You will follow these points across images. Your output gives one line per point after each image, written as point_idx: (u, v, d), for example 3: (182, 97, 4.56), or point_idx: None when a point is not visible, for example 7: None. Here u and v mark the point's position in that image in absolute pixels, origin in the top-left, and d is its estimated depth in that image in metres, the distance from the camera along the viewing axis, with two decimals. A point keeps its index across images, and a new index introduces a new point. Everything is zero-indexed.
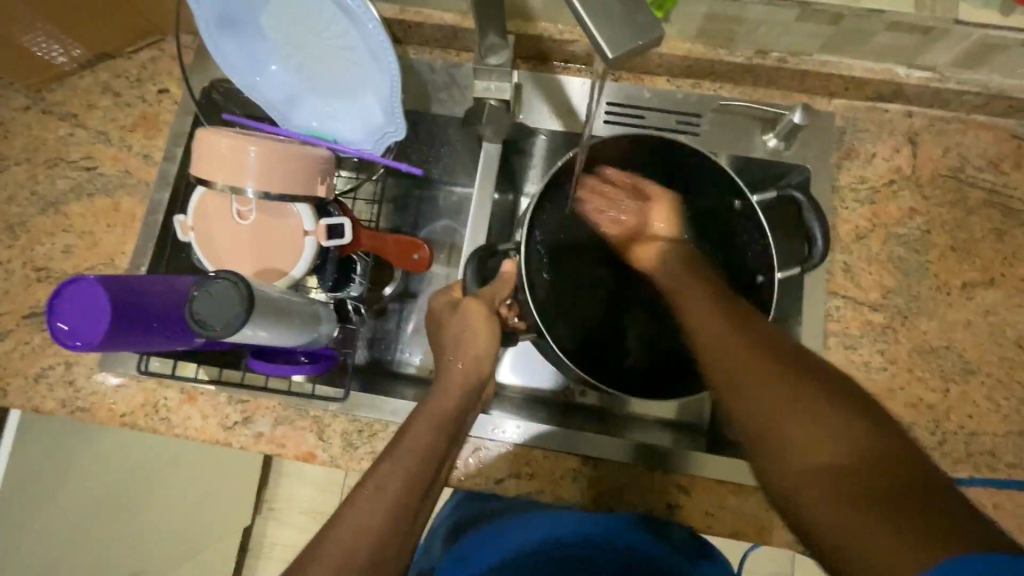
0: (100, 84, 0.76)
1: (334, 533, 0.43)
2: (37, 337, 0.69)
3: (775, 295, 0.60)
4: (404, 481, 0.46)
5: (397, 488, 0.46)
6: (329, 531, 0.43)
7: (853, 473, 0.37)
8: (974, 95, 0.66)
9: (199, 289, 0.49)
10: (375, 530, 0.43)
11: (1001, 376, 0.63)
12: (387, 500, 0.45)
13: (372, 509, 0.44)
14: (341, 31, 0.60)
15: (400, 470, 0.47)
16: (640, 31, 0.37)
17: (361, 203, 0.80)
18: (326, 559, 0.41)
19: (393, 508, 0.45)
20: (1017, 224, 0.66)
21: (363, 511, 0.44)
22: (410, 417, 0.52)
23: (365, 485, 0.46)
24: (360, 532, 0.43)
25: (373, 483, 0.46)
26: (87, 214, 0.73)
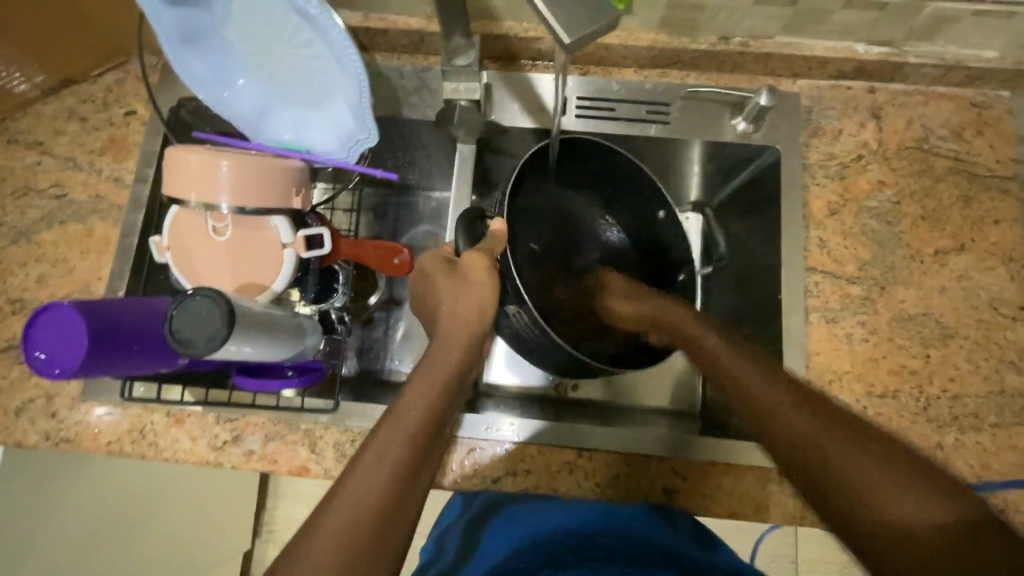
0: (65, 110, 0.75)
1: (338, 499, 0.42)
2: (15, 370, 0.68)
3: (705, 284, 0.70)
4: (391, 474, 0.44)
5: (401, 453, 0.45)
6: (334, 496, 0.43)
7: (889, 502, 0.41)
8: (932, 67, 0.68)
9: (178, 307, 0.48)
10: (382, 495, 0.43)
11: (979, 339, 0.65)
12: (391, 464, 0.44)
13: (376, 475, 0.43)
14: (308, 40, 0.61)
15: (401, 432, 0.46)
16: (603, 20, 0.39)
17: (340, 213, 0.80)
18: (335, 518, 0.41)
19: (397, 472, 0.44)
20: (983, 190, 0.68)
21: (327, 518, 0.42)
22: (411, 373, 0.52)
23: (334, 499, 0.43)
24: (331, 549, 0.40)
25: (345, 490, 0.43)
26: (61, 242, 0.72)
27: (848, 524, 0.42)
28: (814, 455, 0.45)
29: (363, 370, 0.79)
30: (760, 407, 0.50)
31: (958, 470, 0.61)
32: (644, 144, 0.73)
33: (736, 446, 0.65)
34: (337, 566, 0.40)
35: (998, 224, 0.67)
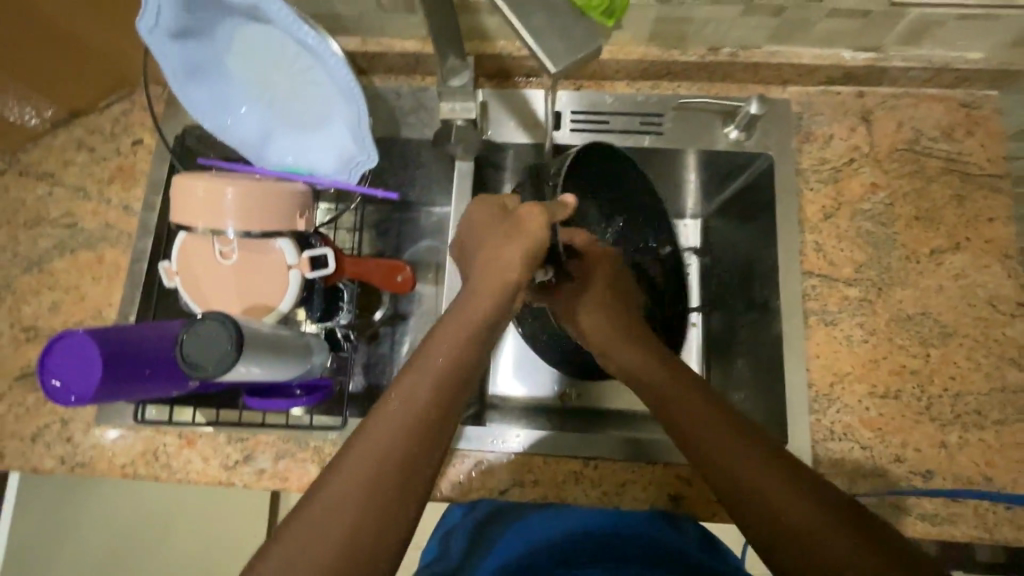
0: (74, 141, 0.77)
1: (357, 448, 0.42)
2: (30, 397, 0.69)
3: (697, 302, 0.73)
4: (410, 426, 0.43)
5: (424, 401, 0.44)
6: (354, 443, 0.43)
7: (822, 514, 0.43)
8: (919, 71, 0.69)
9: (187, 331, 0.50)
10: (402, 444, 0.42)
11: (978, 337, 0.65)
12: (412, 414, 0.44)
13: (396, 425, 0.43)
14: (307, 66, 0.63)
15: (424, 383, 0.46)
16: (584, 49, 0.41)
17: (343, 233, 0.82)
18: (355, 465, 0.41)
19: (417, 422, 0.43)
20: (975, 189, 0.69)
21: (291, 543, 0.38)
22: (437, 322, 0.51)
23: (345, 463, 0.41)
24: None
25: (323, 505, 0.40)
26: (72, 269, 0.73)
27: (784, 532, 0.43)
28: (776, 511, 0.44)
29: (370, 386, 0.79)
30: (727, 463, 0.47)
31: (963, 469, 0.62)
32: (640, 154, 0.74)
33: None
34: (352, 516, 0.39)
35: (992, 222, 0.68)
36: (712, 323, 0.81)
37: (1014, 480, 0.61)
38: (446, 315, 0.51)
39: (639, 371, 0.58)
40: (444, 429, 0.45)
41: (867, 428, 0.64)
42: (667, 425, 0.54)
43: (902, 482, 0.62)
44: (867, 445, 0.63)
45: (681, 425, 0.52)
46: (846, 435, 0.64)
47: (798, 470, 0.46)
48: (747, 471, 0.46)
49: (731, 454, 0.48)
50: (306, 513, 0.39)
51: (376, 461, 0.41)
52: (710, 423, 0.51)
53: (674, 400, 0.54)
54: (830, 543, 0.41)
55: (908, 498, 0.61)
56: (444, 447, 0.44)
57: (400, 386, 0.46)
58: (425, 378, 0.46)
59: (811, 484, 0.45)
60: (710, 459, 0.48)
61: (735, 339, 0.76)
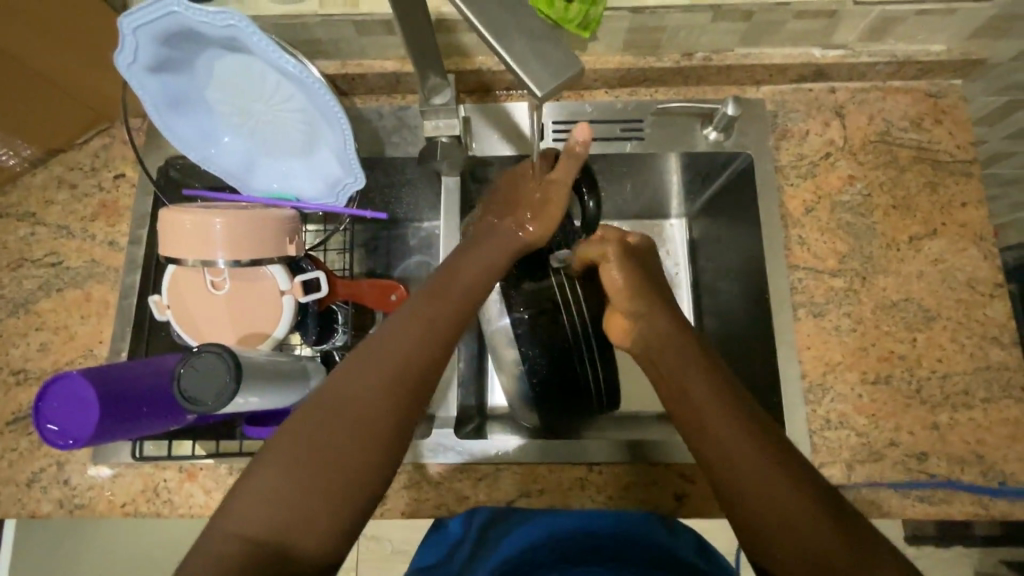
0: (55, 179, 0.76)
1: (359, 376, 0.47)
2: (24, 441, 0.68)
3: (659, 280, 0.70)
4: (406, 369, 0.48)
5: (421, 350, 0.49)
6: (356, 372, 0.47)
7: (819, 511, 0.44)
8: (886, 64, 0.72)
9: (183, 365, 0.50)
10: (399, 382, 0.47)
11: (960, 319, 0.67)
12: (411, 358, 0.48)
13: (393, 362, 0.48)
14: (288, 94, 0.62)
15: (423, 335, 0.50)
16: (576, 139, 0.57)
17: (333, 254, 0.80)
18: (355, 392, 0.46)
19: (417, 369, 0.48)
20: (947, 175, 0.71)
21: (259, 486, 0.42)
22: (436, 290, 0.55)
23: (346, 389, 0.46)
24: (270, 518, 0.41)
25: (315, 428, 0.44)
26: (59, 309, 0.73)
27: (784, 524, 0.43)
28: (774, 509, 0.44)
29: None
30: (731, 454, 0.47)
31: (955, 448, 0.63)
32: (622, 160, 0.75)
33: None
34: (345, 437, 0.44)
35: (965, 207, 0.70)
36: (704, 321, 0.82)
37: (1005, 456, 0.63)
38: (443, 298, 0.54)
39: (654, 340, 0.58)
40: (426, 390, 0.48)
41: (861, 415, 0.65)
42: (673, 404, 0.53)
43: (898, 465, 0.63)
44: (862, 431, 0.65)
45: (690, 405, 0.51)
46: (842, 423, 0.65)
47: (797, 464, 0.46)
48: (753, 471, 0.45)
49: (739, 451, 0.47)
50: (282, 449, 0.43)
51: (351, 429, 0.44)
52: (722, 416, 0.49)
53: (687, 381, 0.53)
54: (825, 539, 0.42)
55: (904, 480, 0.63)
56: (419, 416, 0.48)
57: (388, 341, 0.49)
58: (424, 330, 0.50)
59: (819, 490, 0.45)
60: (718, 449, 0.48)
61: (728, 334, 0.77)
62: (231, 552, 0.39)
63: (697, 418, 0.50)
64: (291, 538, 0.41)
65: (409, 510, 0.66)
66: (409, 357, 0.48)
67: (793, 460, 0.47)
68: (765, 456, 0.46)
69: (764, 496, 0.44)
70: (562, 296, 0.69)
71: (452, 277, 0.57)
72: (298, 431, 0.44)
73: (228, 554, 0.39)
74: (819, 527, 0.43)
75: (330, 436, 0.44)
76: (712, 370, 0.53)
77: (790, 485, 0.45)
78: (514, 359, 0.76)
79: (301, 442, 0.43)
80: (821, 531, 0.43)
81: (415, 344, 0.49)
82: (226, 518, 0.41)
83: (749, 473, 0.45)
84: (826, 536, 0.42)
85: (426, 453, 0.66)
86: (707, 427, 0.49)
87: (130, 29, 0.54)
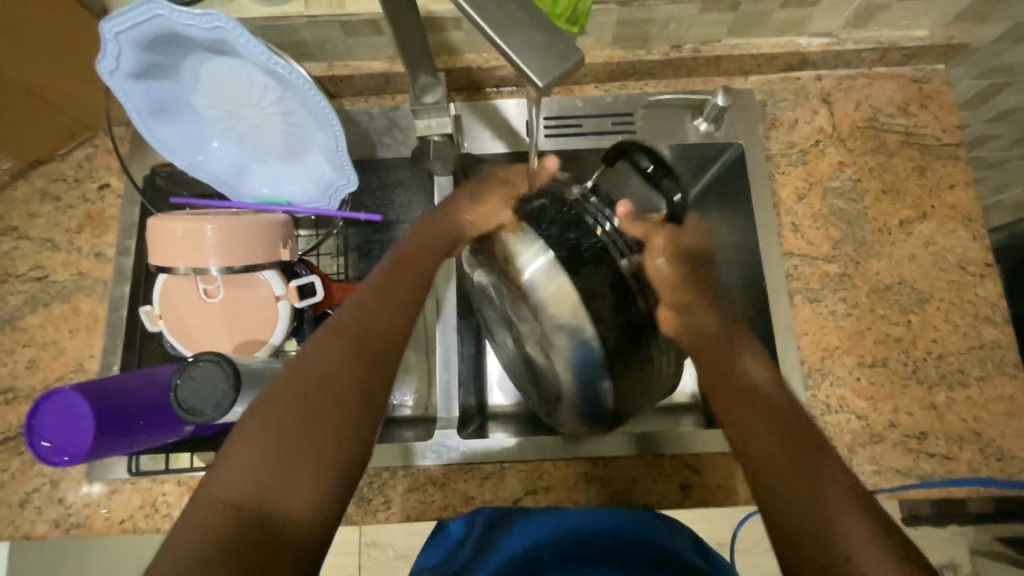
0: (37, 191, 0.74)
1: (319, 346, 0.45)
2: (15, 461, 0.66)
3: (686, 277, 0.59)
4: (368, 332, 0.46)
5: (381, 314, 0.48)
6: (316, 342, 0.45)
7: (838, 504, 0.40)
8: (871, 51, 0.72)
9: (180, 375, 0.49)
10: (363, 344, 0.46)
11: (953, 299, 0.68)
12: (374, 322, 0.47)
13: (355, 326, 0.46)
14: (278, 96, 0.61)
15: (382, 303, 0.49)
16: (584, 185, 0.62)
17: (326, 258, 0.79)
18: (317, 360, 0.44)
19: (381, 330, 0.47)
20: (935, 158, 0.72)
21: (236, 467, 0.38)
22: (395, 263, 0.53)
23: (308, 362, 0.44)
24: (251, 500, 0.37)
25: (280, 403, 0.41)
26: (47, 323, 0.71)
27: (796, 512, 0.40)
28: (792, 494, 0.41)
29: None
30: (758, 438, 0.45)
31: (953, 427, 0.64)
32: None
33: None
34: (315, 405, 0.41)
35: (953, 189, 0.71)
36: None
37: (1001, 433, 0.64)
38: (400, 271, 0.53)
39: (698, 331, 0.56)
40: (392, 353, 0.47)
41: (860, 398, 0.66)
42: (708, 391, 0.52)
43: (899, 446, 0.64)
44: (862, 414, 0.65)
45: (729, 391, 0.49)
46: (842, 407, 0.66)
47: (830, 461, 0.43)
48: (777, 461, 0.43)
49: (768, 443, 0.44)
50: (251, 432, 0.40)
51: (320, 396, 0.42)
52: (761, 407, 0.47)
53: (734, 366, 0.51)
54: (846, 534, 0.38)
55: (905, 461, 0.64)
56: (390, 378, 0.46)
57: (348, 311, 0.48)
58: (386, 298, 0.49)
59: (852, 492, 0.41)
60: (747, 436, 0.45)
61: None
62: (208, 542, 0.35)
63: (726, 397, 0.49)
64: (275, 517, 0.37)
65: (415, 513, 0.65)
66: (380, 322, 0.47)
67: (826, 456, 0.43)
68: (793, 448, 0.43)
69: (780, 482, 0.42)
70: (622, 282, 0.56)
71: (415, 255, 0.55)
72: (264, 413, 0.41)
73: (204, 544, 0.35)
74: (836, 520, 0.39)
75: (308, 413, 0.41)
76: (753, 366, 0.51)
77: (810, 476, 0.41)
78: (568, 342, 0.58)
79: (279, 416, 0.40)
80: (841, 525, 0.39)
81: (387, 308, 0.48)
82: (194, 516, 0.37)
83: (769, 460, 0.43)
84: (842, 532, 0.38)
85: (430, 453, 0.66)
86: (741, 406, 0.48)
87: (113, 35, 0.52)
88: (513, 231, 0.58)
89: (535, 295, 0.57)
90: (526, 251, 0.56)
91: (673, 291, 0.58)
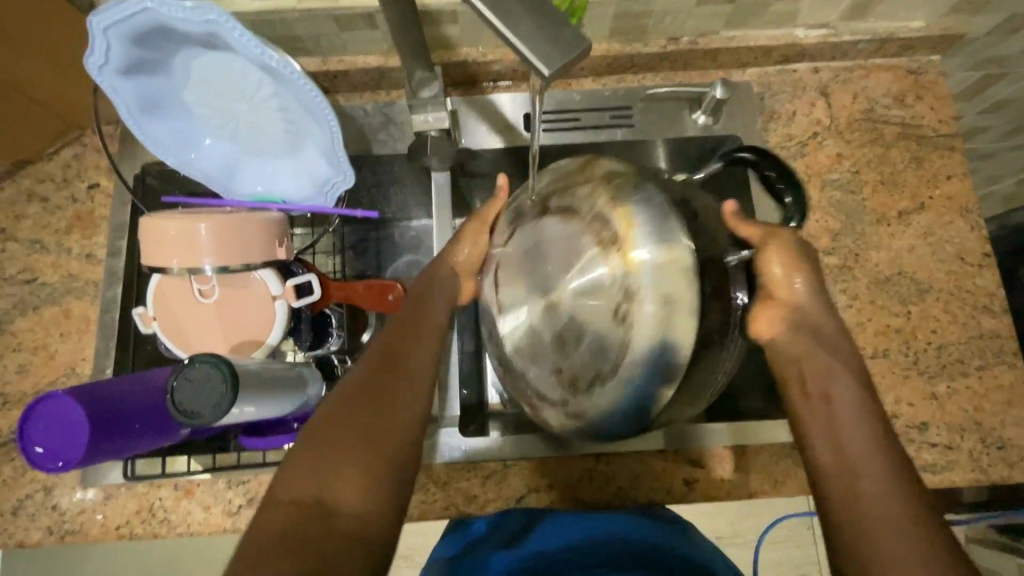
0: (24, 192, 0.73)
1: (363, 365, 0.49)
2: (7, 468, 0.65)
3: (802, 275, 0.51)
4: (406, 349, 0.51)
5: (412, 335, 0.52)
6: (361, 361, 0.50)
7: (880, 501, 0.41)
8: (868, 43, 0.72)
9: (177, 378, 0.48)
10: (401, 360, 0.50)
11: (951, 290, 0.68)
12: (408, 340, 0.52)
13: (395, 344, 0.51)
14: (272, 91, 0.60)
15: (411, 326, 0.53)
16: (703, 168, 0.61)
17: (321, 257, 0.78)
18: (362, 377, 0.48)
19: (416, 347, 0.52)
20: (932, 149, 0.72)
21: (293, 477, 0.41)
22: (422, 289, 0.57)
23: (354, 379, 0.48)
24: (307, 505, 0.40)
25: (330, 418, 0.45)
26: (37, 327, 0.69)
27: (838, 503, 0.43)
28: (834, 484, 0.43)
29: None
30: (818, 429, 0.46)
31: (954, 416, 0.65)
32: (613, 149, 0.74)
33: (748, 427, 0.65)
34: (362, 418, 0.45)
35: (950, 179, 0.71)
36: None
37: (1001, 422, 0.64)
38: (420, 297, 0.57)
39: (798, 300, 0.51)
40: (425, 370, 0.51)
41: None
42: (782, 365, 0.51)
43: (901, 437, 0.64)
44: None
45: (805, 374, 0.49)
46: None
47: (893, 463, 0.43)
48: (831, 453, 0.45)
49: (829, 433, 0.46)
50: (308, 445, 0.43)
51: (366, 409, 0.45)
52: (845, 413, 0.46)
53: (826, 359, 0.49)
54: (881, 532, 0.40)
55: (907, 451, 0.64)
56: (425, 393, 0.49)
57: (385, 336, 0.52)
58: (414, 319, 0.54)
59: (903, 491, 0.42)
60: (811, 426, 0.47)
61: None
62: (266, 545, 0.37)
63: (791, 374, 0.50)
64: (326, 524, 0.39)
65: (418, 513, 0.65)
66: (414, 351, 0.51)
67: (885, 453, 0.44)
68: (852, 442, 0.45)
69: (832, 474, 0.44)
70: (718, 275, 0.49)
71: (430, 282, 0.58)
72: (318, 427, 0.44)
73: (263, 546, 0.37)
74: (876, 516, 0.41)
75: (358, 423, 0.45)
76: (836, 351, 0.50)
77: (863, 474, 0.43)
78: (652, 306, 0.47)
79: (331, 429, 0.44)
80: (880, 522, 0.41)
81: (419, 341, 0.52)
82: (260, 521, 0.39)
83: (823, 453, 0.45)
84: (890, 548, 0.40)
85: (433, 453, 0.65)
86: (820, 405, 0.47)
87: (100, 29, 0.51)
88: (625, 178, 0.50)
89: (637, 251, 0.47)
90: (644, 203, 0.48)
91: (785, 297, 0.51)
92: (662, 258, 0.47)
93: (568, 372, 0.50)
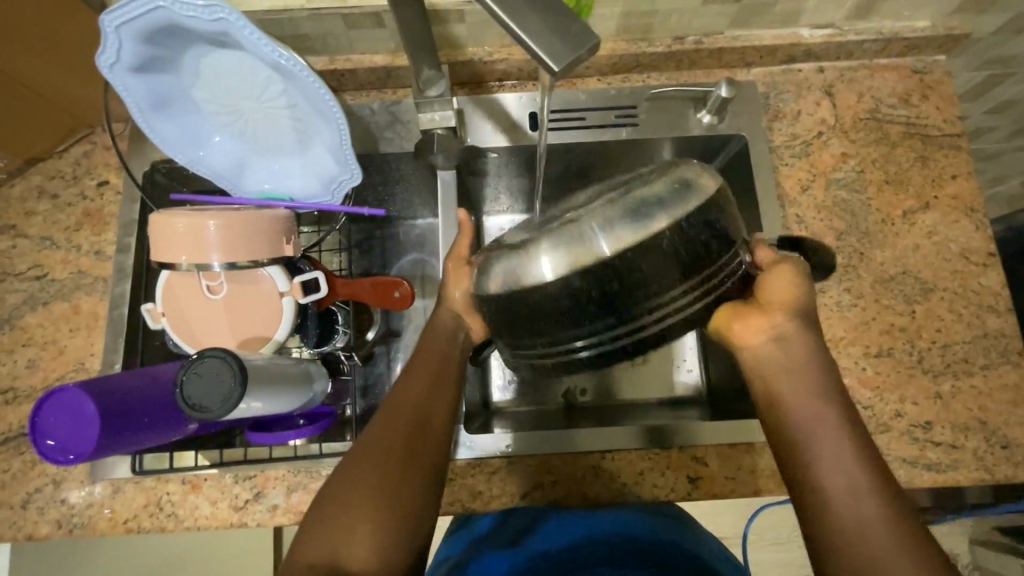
0: (34, 189, 0.73)
1: (382, 413, 0.52)
2: (15, 462, 0.66)
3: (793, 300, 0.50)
4: (423, 396, 0.53)
5: (429, 379, 0.54)
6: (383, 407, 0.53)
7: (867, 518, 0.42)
8: (874, 42, 0.72)
9: (187, 372, 0.48)
10: (416, 405, 0.52)
11: (956, 289, 0.68)
12: (424, 385, 0.54)
13: (411, 391, 0.53)
14: (280, 89, 0.60)
15: (429, 369, 0.55)
16: None
17: (327, 255, 0.79)
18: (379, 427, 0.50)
19: (430, 391, 0.53)
20: (937, 148, 0.72)
21: (314, 535, 0.45)
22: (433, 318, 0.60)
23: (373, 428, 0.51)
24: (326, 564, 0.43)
25: (348, 471, 0.48)
26: (46, 322, 0.70)
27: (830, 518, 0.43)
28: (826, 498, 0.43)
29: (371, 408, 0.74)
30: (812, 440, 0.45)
31: (959, 415, 0.65)
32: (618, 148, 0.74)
33: (750, 425, 0.65)
34: (377, 470, 0.47)
35: (955, 179, 0.71)
36: (710, 369, 0.76)
37: (1006, 421, 0.64)
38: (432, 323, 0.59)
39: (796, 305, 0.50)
40: (438, 408, 0.53)
41: (866, 388, 0.66)
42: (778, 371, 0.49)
43: (904, 435, 0.64)
44: (867, 404, 0.65)
45: (798, 383, 0.48)
46: None
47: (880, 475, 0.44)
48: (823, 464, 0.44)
49: (822, 443, 0.45)
50: (328, 499, 0.46)
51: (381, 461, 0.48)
52: (842, 427, 0.46)
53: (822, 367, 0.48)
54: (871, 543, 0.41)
55: (912, 449, 0.64)
56: (440, 433, 0.51)
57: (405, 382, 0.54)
58: (431, 360, 0.56)
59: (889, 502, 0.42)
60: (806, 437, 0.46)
61: None
62: None
63: (789, 383, 0.48)
64: None
65: None
66: (427, 400, 0.53)
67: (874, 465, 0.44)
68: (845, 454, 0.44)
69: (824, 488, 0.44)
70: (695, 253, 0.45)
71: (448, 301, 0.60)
72: (337, 481, 0.47)
73: None
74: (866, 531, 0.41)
75: (374, 475, 0.47)
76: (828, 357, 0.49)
77: (855, 488, 0.43)
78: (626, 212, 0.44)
79: (349, 483, 0.47)
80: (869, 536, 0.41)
81: (437, 382, 0.54)
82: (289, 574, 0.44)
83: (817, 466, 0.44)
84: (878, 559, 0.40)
85: None
86: (816, 415, 0.46)
87: (112, 27, 0.52)
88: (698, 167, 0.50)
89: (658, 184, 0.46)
90: (699, 176, 0.47)
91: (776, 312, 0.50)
92: (677, 196, 0.45)
93: (525, 238, 0.48)
